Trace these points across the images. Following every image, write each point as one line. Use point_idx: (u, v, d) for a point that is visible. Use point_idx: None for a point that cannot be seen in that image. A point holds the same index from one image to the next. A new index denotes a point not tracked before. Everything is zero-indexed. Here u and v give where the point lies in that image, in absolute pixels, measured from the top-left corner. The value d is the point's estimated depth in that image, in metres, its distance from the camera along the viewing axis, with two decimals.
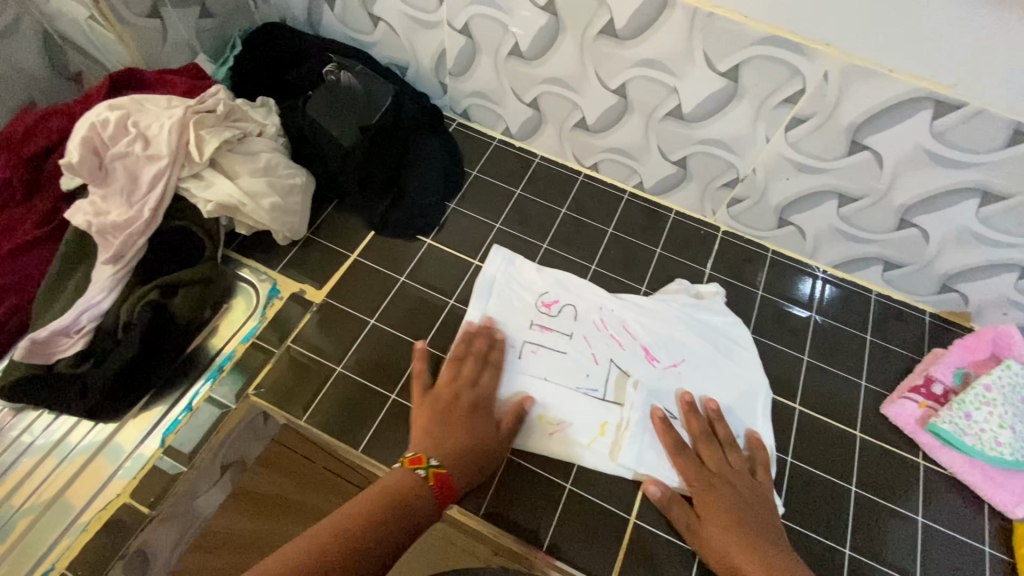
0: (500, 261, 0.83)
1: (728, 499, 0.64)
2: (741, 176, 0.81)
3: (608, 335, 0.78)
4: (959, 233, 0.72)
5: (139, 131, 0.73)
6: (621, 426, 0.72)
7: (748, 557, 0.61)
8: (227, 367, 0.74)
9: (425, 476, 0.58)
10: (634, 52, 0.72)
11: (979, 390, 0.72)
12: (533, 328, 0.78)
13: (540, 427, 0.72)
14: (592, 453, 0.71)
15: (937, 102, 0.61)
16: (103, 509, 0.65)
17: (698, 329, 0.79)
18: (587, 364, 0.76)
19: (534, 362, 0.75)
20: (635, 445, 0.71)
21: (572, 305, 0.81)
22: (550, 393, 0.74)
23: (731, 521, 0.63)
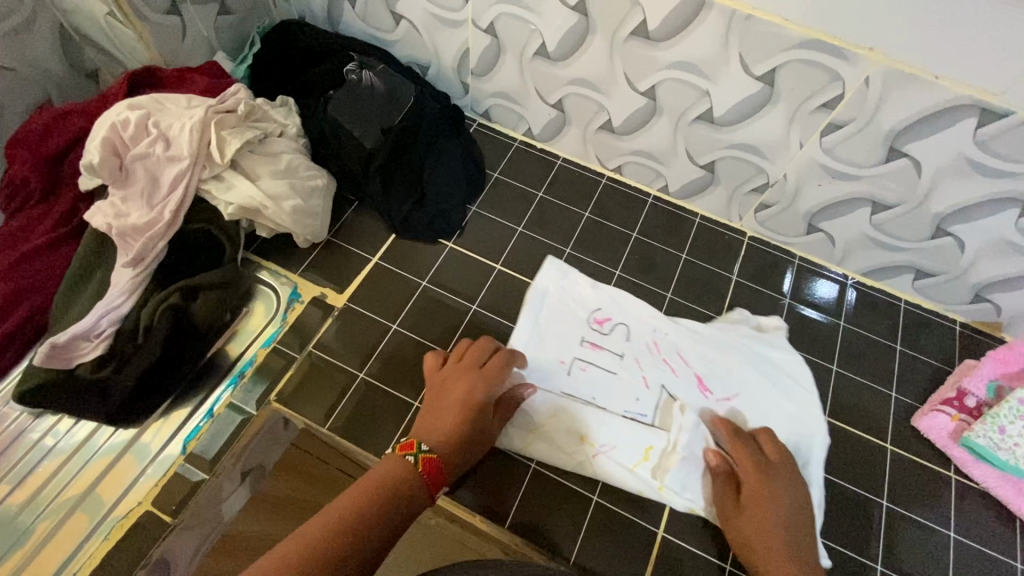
0: (556, 274, 0.82)
1: (765, 509, 0.62)
2: (772, 181, 0.79)
3: (661, 359, 0.76)
4: (997, 243, 0.71)
5: (159, 131, 0.72)
6: (667, 452, 0.70)
7: (770, 559, 0.60)
8: (247, 373, 0.73)
9: (414, 462, 0.57)
10: (666, 54, 0.70)
11: (1014, 404, 0.69)
12: (583, 345, 0.77)
13: (581, 448, 0.70)
14: (634, 477, 0.69)
15: (983, 110, 0.59)
16: (125, 516, 0.65)
17: (757, 364, 0.76)
18: (635, 389, 0.74)
19: (581, 380, 0.74)
20: (682, 472, 0.69)
21: (625, 325, 0.79)
22: (593, 413, 0.72)
23: (761, 529, 0.61)
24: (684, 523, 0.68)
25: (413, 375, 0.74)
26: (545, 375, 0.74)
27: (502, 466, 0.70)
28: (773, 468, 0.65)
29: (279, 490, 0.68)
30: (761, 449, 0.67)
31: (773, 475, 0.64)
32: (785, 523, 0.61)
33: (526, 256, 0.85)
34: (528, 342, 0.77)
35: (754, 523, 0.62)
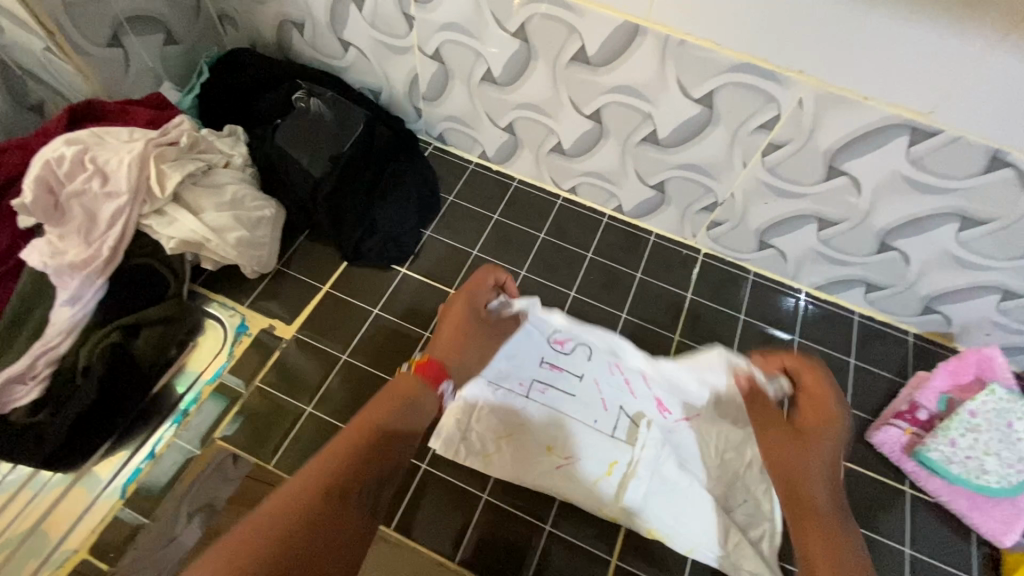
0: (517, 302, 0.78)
1: (807, 464, 0.58)
2: (720, 200, 0.79)
3: (620, 379, 0.76)
4: (940, 257, 0.72)
5: (97, 167, 0.71)
6: (631, 467, 0.70)
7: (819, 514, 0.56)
8: (193, 410, 0.72)
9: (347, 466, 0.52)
10: (607, 79, 0.70)
11: (965, 417, 0.69)
12: (544, 366, 0.76)
13: (546, 458, 0.70)
14: (597, 494, 0.68)
15: (914, 129, 0.60)
16: (60, 567, 0.62)
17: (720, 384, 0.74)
18: (594, 413, 0.73)
19: (541, 403, 0.74)
20: (642, 490, 0.68)
21: (586, 344, 0.78)
22: (557, 425, 0.72)
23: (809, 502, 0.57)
24: (639, 547, 0.67)
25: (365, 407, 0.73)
26: (503, 399, 0.74)
27: (453, 498, 0.69)
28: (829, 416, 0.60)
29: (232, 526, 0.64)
30: (828, 380, 0.62)
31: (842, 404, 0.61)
32: (830, 485, 0.58)
33: None
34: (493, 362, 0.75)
35: (803, 467, 0.58)
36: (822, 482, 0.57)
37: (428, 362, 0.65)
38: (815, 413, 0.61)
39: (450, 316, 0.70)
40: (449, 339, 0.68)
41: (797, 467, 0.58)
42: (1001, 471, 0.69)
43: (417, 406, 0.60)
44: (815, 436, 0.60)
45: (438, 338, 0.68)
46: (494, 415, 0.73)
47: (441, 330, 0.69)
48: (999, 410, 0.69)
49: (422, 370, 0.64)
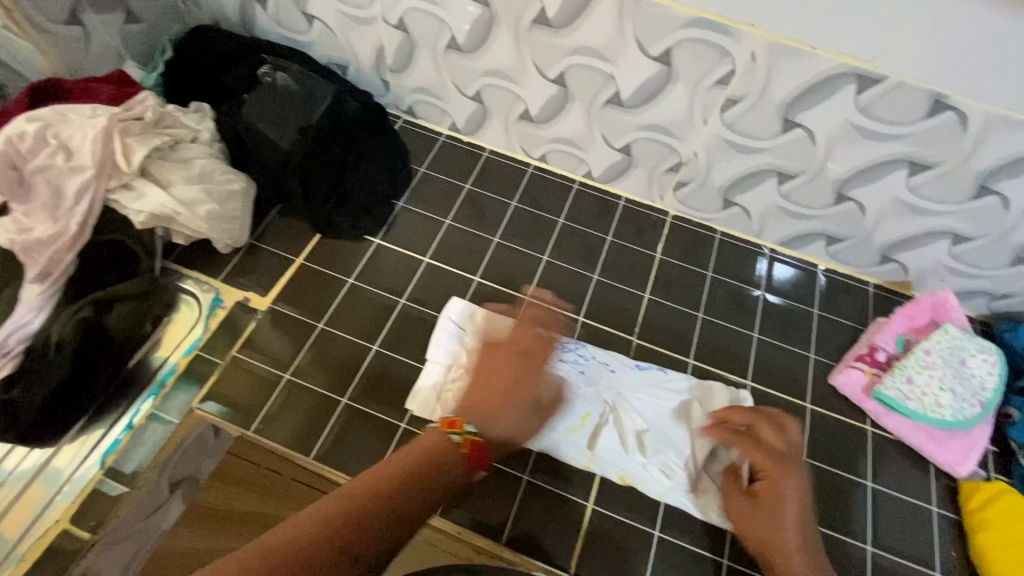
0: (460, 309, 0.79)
1: (790, 550, 0.60)
2: (684, 160, 0.81)
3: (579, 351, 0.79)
4: (894, 205, 0.74)
5: (60, 142, 0.71)
6: (600, 418, 0.73)
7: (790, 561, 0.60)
8: (169, 382, 0.72)
9: (459, 442, 0.58)
10: (568, 41, 0.72)
11: (920, 355, 0.75)
12: None
13: None
14: (570, 443, 0.71)
15: (860, 77, 0.63)
16: (40, 537, 0.63)
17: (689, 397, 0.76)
18: (562, 371, 0.75)
19: None
20: (612, 440, 0.72)
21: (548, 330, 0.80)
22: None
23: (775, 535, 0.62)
24: (615, 496, 0.70)
25: (343, 373, 0.74)
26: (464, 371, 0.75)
27: None
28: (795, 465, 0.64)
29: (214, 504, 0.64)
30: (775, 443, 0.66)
31: (793, 473, 0.64)
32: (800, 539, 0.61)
33: (454, 248, 0.86)
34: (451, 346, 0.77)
35: (768, 528, 0.62)
36: (800, 548, 0.60)
37: (476, 440, 0.58)
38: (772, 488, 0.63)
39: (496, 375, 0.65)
40: (489, 402, 0.63)
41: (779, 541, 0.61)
42: (954, 404, 0.73)
43: (447, 471, 0.56)
44: (781, 501, 0.63)
45: (489, 395, 0.63)
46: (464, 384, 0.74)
47: (488, 393, 0.64)
48: (953, 348, 0.75)
49: (467, 447, 0.58)
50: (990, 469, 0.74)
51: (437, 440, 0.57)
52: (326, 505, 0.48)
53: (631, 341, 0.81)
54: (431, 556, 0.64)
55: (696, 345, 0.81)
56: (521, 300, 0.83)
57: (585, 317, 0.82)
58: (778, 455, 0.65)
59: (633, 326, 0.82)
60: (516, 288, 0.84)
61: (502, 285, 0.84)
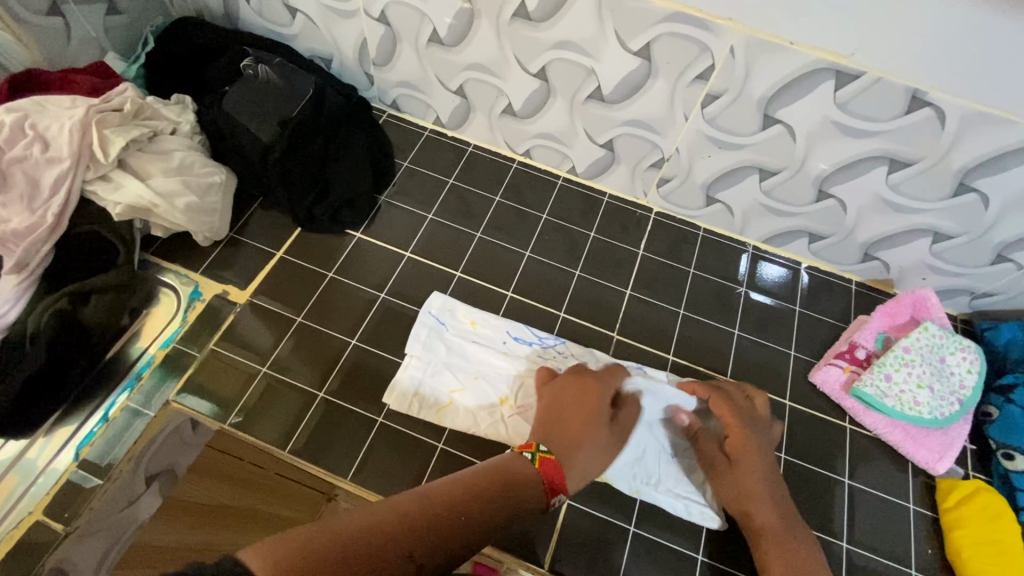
0: (441, 306, 0.79)
1: (761, 502, 0.63)
2: (667, 156, 0.81)
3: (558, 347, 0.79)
4: (874, 201, 0.74)
5: (37, 133, 0.71)
6: None
7: (763, 510, 0.63)
8: (145, 375, 0.72)
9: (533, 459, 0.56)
10: (549, 34, 0.72)
11: (899, 352, 0.75)
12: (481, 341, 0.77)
13: (499, 410, 0.72)
14: None
15: (838, 73, 0.62)
16: (12, 529, 0.62)
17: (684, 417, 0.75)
18: (533, 364, 0.75)
19: (485, 371, 0.75)
20: None
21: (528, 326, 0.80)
22: (491, 374, 0.75)
23: (745, 483, 0.64)
24: (590, 491, 0.70)
25: (321, 367, 0.74)
26: (441, 369, 0.75)
27: (409, 451, 0.70)
28: (756, 422, 0.68)
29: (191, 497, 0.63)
30: (740, 397, 0.70)
31: (755, 430, 0.67)
32: (773, 489, 0.64)
33: (437, 242, 0.86)
34: (432, 345, 0.76)
35: (741, 480, 0.65)
36: (769, 497, 0.63)
37: (549, 455, 0.57)
38: (738, 443, 0.66)
39: (572, 399, 0.65)
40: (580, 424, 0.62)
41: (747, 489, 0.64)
42: (932, 402, 0.73)
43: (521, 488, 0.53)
44: (745, 454, 0.65)
45: (566, 417, 0.63)
46: (441, 382, 0.74)
47: (555, 420, 0.62)
48: (932, 346, 0.75)
49: (541, 464, 0.56)
50: (968, 468, 0.74)
51: (517, 460, 0.55)
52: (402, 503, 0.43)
53: (612, 336, 0.81)
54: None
55: (677, 341, 0.81)
56: (502, 295, 0.83)
57: (566, 313, 0.82)
58: (744, 415, 0.68)
59: (614, 322, 0.82)
60: (497, 283, 0.83)
61: (484, 280, 0.84)
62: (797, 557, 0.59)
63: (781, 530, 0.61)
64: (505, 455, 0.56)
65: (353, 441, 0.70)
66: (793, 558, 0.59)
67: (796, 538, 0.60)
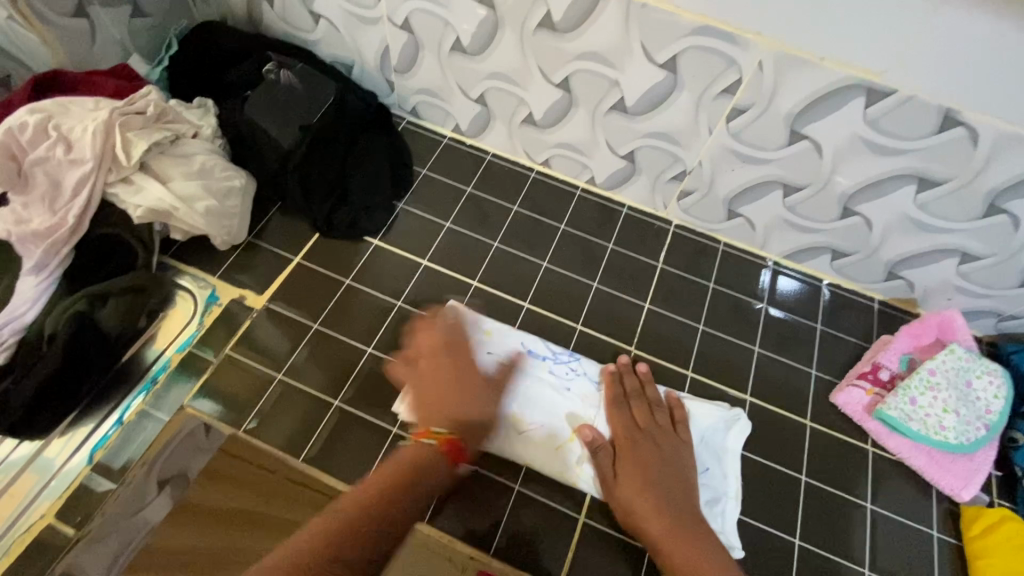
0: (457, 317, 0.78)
1: (652, 503, 0.63)
2: (689, 169, 0.80)
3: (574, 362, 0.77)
4: (901, 220, 0.73)
5: (60, 134, 0.71)
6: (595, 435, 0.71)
7: (645, 497, 0.64)
8: (161, 379, 0.72)
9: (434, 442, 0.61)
10: (574, 45, 0.71)
11: (924, 375, 0.73)
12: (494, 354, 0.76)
13: (511, 425, 0.71)
14: (558, 459, 0.69)
15: (869, 90, 0.61)
16: (26, 531, 0.62)
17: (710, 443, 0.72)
18: (548, 378, 0.74)
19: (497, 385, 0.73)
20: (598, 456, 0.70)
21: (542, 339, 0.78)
22: (528, 401, 0.73)
23: (659, 463, 0.66)
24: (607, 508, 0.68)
25: (336, 375, 0.74)
26: None
27: None
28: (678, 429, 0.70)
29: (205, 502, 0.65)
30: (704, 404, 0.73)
31: (660, 434, 0.69)
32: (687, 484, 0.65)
33: (453, 251, 0.85)
34: None
35: (665, 463, 0.66)
36: (639, 487, 0.64)
37: (449, 437, 0.62)
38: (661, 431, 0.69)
39: (431, 377, 0.68)
40: (451, 402, 0.65)
41: (663, 470, 0.66)
42: (957, 427, 0.72)
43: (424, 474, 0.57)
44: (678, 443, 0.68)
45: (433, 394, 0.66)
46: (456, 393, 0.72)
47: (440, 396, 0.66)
48: (958, 369, 0.73)
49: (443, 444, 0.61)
50: (993, 495, 0.72)
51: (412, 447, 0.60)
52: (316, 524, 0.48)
53: (630, 350, 0.80)
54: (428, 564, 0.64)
55: (695, 357, 0.80)
56: (519, 306, 0.82)
57: (583, 326, 0.81)
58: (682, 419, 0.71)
59: (632, 335, 0.81)
60: (514, 294, 0.83)
61: (501, 290, 0.83)
62: (692, 561, 0.59)
63: (676, 526, 0.62)
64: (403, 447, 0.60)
65: (367, 450, 0.69)
66: (691, 559, 0.60)
67: (699, 544, 0.61)
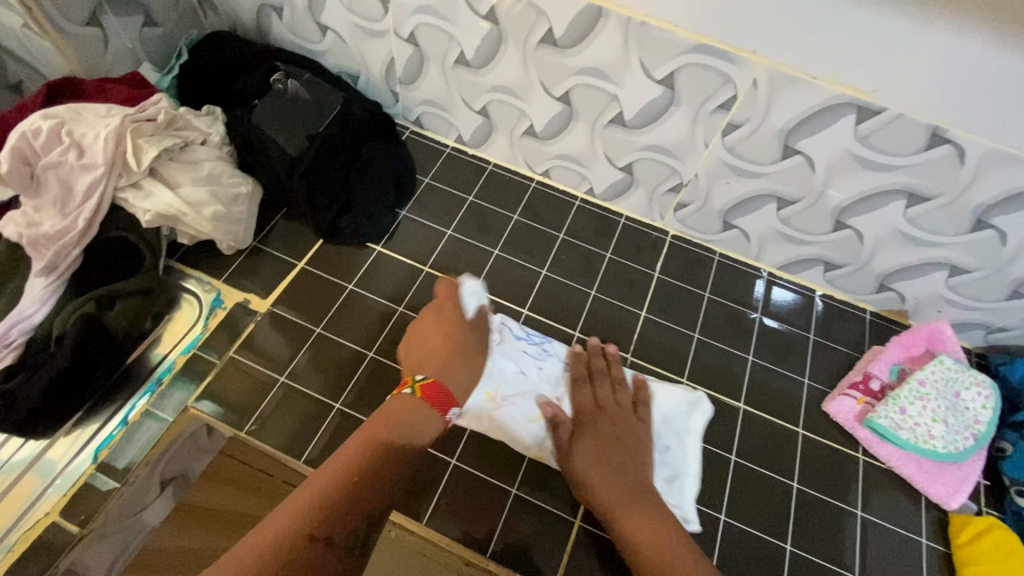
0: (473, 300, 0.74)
1: (608, 479, 0.65)
2: (685, 181, 0.82)
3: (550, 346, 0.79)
4: (892, 233, 0.75)
5: (73, 140, 0.73)
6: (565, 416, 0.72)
7: (591, 466, 0.66)
8: (165, 380, 0.73)
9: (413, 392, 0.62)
10: (575, 60, 0.73)
11: (914, 385, 0.75)
12: None
13: (482, 403, 0.72)
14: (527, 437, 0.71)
15: (860, 107, 0.63)
16: (30, 528, 0.63)
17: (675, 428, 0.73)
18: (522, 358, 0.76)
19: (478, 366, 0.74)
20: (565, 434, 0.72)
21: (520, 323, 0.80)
22: (501, 381, 0.73)
23: (608, 436, 0.69)
24: None
25: (338, 379, 0.75)
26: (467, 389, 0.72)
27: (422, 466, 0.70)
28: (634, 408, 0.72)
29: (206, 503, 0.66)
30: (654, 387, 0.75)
31: (612, 411, 0.71)
32: (635, 458, 0.68)
33: (454, 258, 0.87)
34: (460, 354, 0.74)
35: (614, 436, 0.69)
36: (590, 458, 0.67)
37: (428, 384, 0.63)
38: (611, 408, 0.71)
39: (420, 344, 0.71)
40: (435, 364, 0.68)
41: (611, 443, 0.68)
42: (946, 436, 0.73)
43: (408, 431, 0.60)
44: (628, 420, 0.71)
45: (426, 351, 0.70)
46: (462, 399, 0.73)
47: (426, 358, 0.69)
48: (947, 379, 0.75)
49: (422, 391, 0.63)
50: (982, 503, 0.74)
51: (394, 400, 0.62)
52: (281, 514, 0.51)
53: (626, 358, 0.81)
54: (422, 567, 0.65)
55: (690, 365, 0.81)
56: (518, 312, 0.83)
57: (581, 333, 0.83)
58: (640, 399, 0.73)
59: (628, 343, 0.82)
60: (514, 301, 0.84)
61: (501, 297, 0.84)
62: (646, 533, 0.61)
63: (620, 496, 0.64)
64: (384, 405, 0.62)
65: None
66: (635, 525, 0.61)
67: (655, 518, 0.62)
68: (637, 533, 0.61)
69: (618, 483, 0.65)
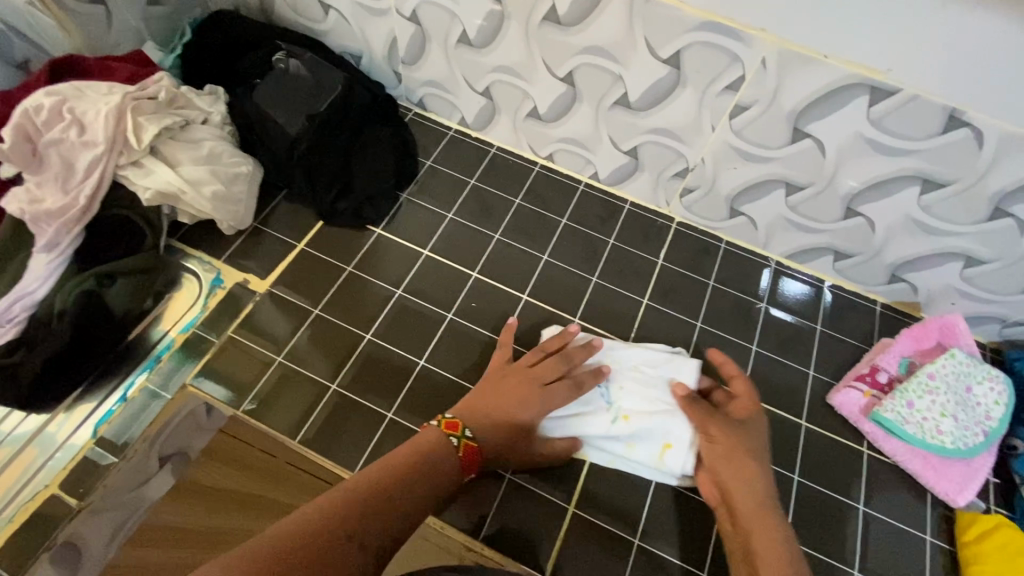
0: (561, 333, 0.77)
1: (750, 483, 0.60)
2: (691, 165, 0.80)
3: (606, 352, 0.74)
4: (905, 221, 0.72)
5: (74, 117, 0.73)
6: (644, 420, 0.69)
7: (745, 481, 0.60)
8: (165, 357, 0.74)
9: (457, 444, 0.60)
10: (578, 39, 0.72)
11: (923, 379, 0.73)
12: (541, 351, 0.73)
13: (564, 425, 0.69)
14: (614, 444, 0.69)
15: (873, 88, 0.61)
16: (30, 500, 0.64)
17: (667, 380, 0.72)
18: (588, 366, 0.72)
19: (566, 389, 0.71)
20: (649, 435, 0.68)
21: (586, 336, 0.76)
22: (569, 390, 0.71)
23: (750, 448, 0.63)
24: (597, 499, 0.69)
25: (334, 360, 0.75)
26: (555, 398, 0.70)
27: None
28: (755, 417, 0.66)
29: (212, 482, 0.68)
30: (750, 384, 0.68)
31: (754, 425, 0.65)
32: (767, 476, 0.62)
33: (454, 242, 0.86)
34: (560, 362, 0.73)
35: (748, 446, 0.63)
36: (740, 467, 0.61)
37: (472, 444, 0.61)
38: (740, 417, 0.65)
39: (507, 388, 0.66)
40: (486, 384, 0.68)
41: (749, 456, 0.62)
42: (956, 431, 0.71)
43: (435, 467, 0.57)
44: (754, 432, 0.64)
45: (487, 414, 0.64)
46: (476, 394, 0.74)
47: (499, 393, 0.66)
48: (958, 373, 0.73)
49: (462, 451, 0.60)
50: (990, 502, 0.72)
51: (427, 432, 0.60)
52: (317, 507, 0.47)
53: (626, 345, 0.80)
54: (421, 549, 0.66)
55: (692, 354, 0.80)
56: (517, 298, 0.82)
57: (580, 319, 0.82)
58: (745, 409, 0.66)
59: (629, 330, 0.81)
60: (513, 286, 0.83)
61: (500, 282, 0.83)
62: (770, 542, 0.56)
63: (758, 506, 0.59)
64: (423, 435, 0.60)
65: (363, 436, 0.70)
66: (766, 542, 0.56)
67: (778, 525, 0.57)
68: (773, 550, 0.55)
69: (755, 495, 0.60)
